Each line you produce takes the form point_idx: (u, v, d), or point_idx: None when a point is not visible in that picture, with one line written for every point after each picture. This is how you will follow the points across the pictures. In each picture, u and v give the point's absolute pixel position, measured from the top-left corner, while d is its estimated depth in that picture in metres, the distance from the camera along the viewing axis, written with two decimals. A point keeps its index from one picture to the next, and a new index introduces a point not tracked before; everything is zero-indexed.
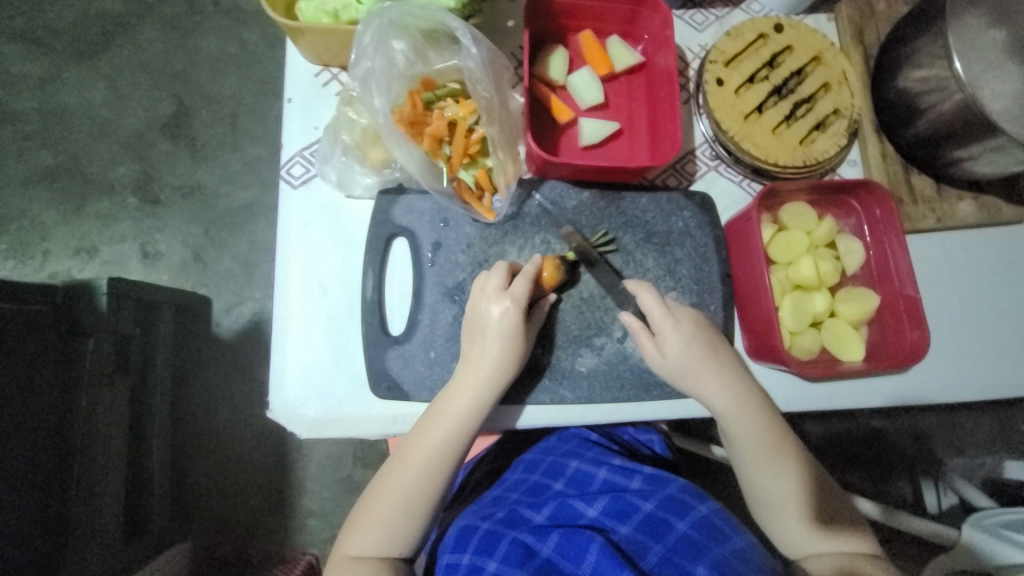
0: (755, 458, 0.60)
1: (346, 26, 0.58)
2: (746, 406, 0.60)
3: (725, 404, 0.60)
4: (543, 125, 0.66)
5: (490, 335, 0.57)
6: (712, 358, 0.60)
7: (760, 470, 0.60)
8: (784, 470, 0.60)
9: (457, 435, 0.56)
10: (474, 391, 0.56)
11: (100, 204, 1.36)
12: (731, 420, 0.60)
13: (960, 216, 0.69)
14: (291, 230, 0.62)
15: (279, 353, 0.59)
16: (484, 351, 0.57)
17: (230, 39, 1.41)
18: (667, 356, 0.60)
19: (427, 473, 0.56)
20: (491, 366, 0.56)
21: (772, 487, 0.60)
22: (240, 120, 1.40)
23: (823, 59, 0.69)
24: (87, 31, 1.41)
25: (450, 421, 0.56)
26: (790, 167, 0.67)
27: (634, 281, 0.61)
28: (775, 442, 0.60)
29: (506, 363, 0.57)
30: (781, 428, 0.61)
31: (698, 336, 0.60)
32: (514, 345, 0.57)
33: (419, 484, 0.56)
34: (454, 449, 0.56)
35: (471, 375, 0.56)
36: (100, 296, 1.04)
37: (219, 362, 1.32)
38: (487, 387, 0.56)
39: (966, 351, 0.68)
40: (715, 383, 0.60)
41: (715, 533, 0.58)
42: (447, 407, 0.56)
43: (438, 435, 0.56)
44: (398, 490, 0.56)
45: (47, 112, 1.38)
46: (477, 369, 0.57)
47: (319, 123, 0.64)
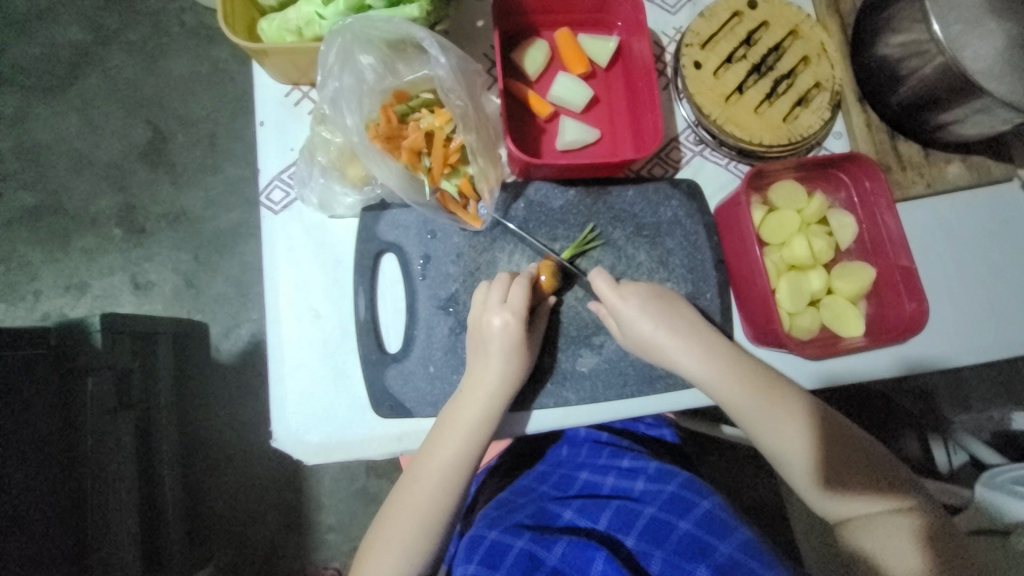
0: (757, 425, 0.59)
1: (311, 43, 0.57)
2: (737, 375, 0.59)
3: (713, 378, 0.59)
4: (522, 126, 0.65)
5: (493, 349, 0.56)
6: (693, 332, 0.60)
7: (765, 435, 0.60)
8: (789, 432, 0.59)
9: (466, 449, 0.56)
10: (480, 404, 0.56)
11: (86, 239, 1.35)
12: (721, 390, 0.59)
13: (949, 179, 0.69)
14: (277, 255, 0.61)
15: (276, 381, 0.59)
16: (487, 363, 0.56)
17: (199, 59, 1.39)
18: (643, 335, 0.59)
19: (438, 487, 0.56)
20: (496, 379, 0.56)
21: (780, 449, 0.59)
22: (219, 141, 1.38)
23: (800, 32, 0.68)
24: (53, 64, 1.38)
25: (459, 436, 0.56)
26: (775, 146, 0.66)
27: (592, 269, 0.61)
28: (775, 407, 0.59)
29: (510, 377, 0.56)
30: (780, 391, 0.59)
31: (670, 314, 0.60)
32: (516, 355, 0.57)
33: (432, 501, 0.56)
34: (463, 462, 0.56)
35: (476, 389, 0.56)
36: (94, 334, 1.04)
37: (222, 386, 1.31)
38: (494, 401, 0.56)
39: (965, 315, 0.68)
40: (701, 357, 0.59)
41: (717, 528, 0.58)
42: (453, 420, 0.56)
43: (447, 453, 0.56)
44: (412, 512, 0.55)
45: (21, 151, 1.36)
46: (480, 379, 0.56)
47: (295, 144, 0.63)
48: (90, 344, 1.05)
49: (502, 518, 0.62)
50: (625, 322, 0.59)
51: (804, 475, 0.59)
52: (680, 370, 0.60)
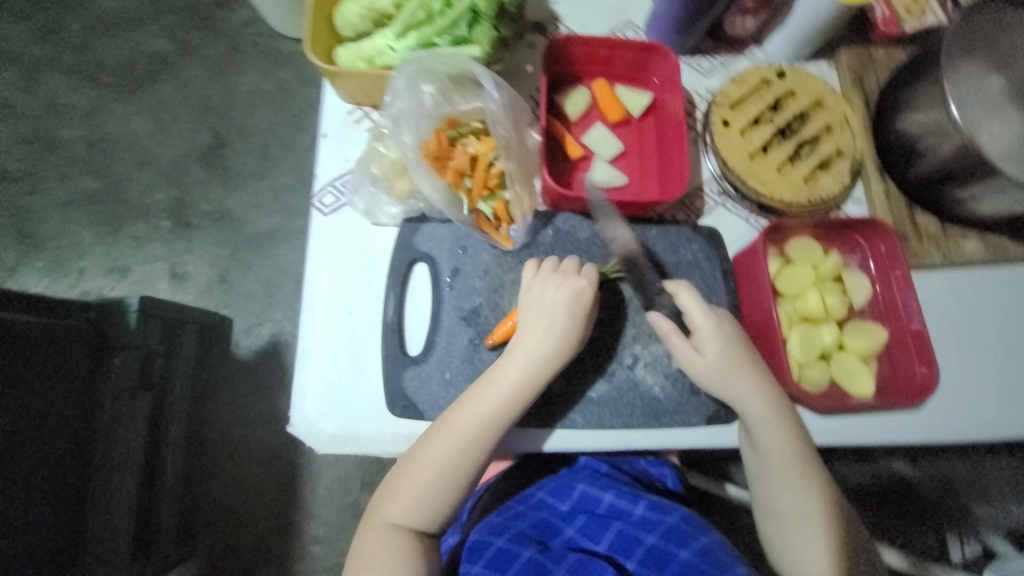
0: (783, 473, 0.59)
1: (380, 70, 0.64)
2: (783, 417, 0.59)
3: (766, 413, 0.59)
4: (557, 161, 0.70)
5: (542, 312, 0.59)
6: (750, 358, 0.61)
7: (781, 485, 0.59)
8: (808, 484, 0.59)
9: (506, 406, 0.57)
10: (525, 362, 0.57)
11: (136, 226, 1.44)
12: (764, 428, 0.59)
13: (966, 254, 0.71)
14: (320, 254, 0.66)
15: (301, 370, 0.62)
16: (548, 328, 0.58)
17: (266, 78, 1.52)
18: (709, 356, 0.60)
19: (472, 440, 0.56)
20: (551, 343, 0.58)
21: (794, 502, 0.59)
22: (271, 151, 1.48)
23: (825, 103, 0.73)
24: (136, 69, 1.53)
25: (500, 391, 0.57)
26: (795, 205, 0.69)
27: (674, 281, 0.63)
28: (803, 460, 0.59)
29: (563, 338, 0.58)
30: (809, 446, 0.60)
31: (736, 337, 0.61)
32: (574, 318, 0.59)
33: (462, 454, 0.56)
34: (500, 419, 0.56)
35: (525, 347, 0.58)
36: (130, 314, 1.09)
37: (237, 380, 1.36)
38: (541, 363, 0.58)
39: (979, 388, 0.68)
40: (762, 391, 0.59)
41: (719, 562, 0.57)
42: (496, 378, 0.57)
43: (489, 404, 0.56)
44: (444, 461, 0.56)
45: (94, 142, 1.49)
46: (531, 338, 0.58)
47: (350, 156, 0.69)
48: (125, 322, 1.08)
49: (505, 527, 0.63)
50: (698, 346, 0.61)
51: (806, 533, 0.58)
52: (738, 395, 0.59)
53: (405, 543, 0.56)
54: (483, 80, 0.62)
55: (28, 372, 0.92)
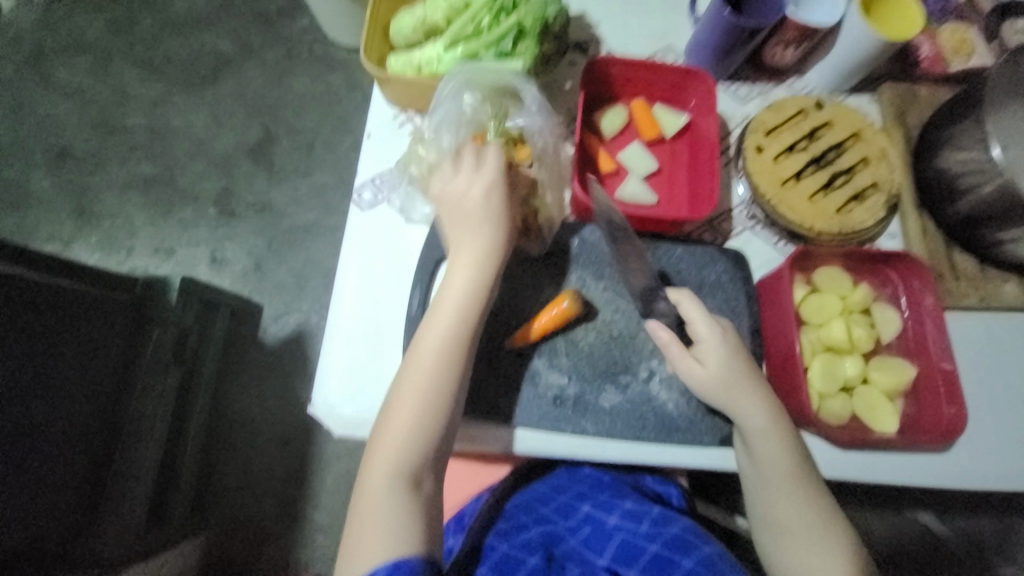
0: (780, 484, 0.58)
1: (427, 77, 0.67)
2: (781, 429, 0.59)
3: (762, 425, 0.59)
4: (589, 175, 0.72)
5: (483, 219, 0.61)
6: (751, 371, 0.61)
7: (775, 495, 0.58)
8: (807, 497, 0.58)
9: (463, 317, 0.58)
10: (475, 272, 0.60)
11: (184, 211, 1.53)
12: (761, 439, 0.59)
13: (1005, 298, 0.69)
14: (354, 246, 0.69)
15: (326, 354, 0.65)
16: (478, 239, 0.61)
17: (318, 82, 1.61)
18: (713, 365, 0.61)
19: (438, 358, 0.57)
20: (487, 249, 0.61)
21: (793, 516, 0.58)
22: (315, 150, 1.56)
23: (863, 135, 0.72)
24: (201, 67, 1.64)
25: (454, 306, 0.58)
26: (826, 234, 0.69)
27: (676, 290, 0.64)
28: (801, 473, 0.58)
29: (475, 291, 0.59)
30: (807, 459, 0.60)
31: (740, 348, 0.61)
32: (485, 271, 0.60)
33: (432, 379, 0.56)
34: (461, 332, 0.58)
35: (469, 259, 0.60)
36: (172, 292, 1.17)
37: (261, 364, 1.41)
38: (460, 316, 0.58)
39: (1012, 438, 0.65)
40: (761, 404, 0.59)
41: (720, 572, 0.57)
42: (447, 300, 0.59)
43: (422, 369, 0.56)
44: (396, 442, 0.55)
45: (156, 130, 1.60)
46: (477, 250, 0.60)
47: (391, 156, 0.73)
48: (164, 300, 1.17)
49: (510, 532, 0.64)
50: (703, 357, 0.61)
51: (807, 545, 0.57)
52: (738, 404, 0.60)
53: (400, 496, 0.54)
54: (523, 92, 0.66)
55: (76, 334, 0.99)
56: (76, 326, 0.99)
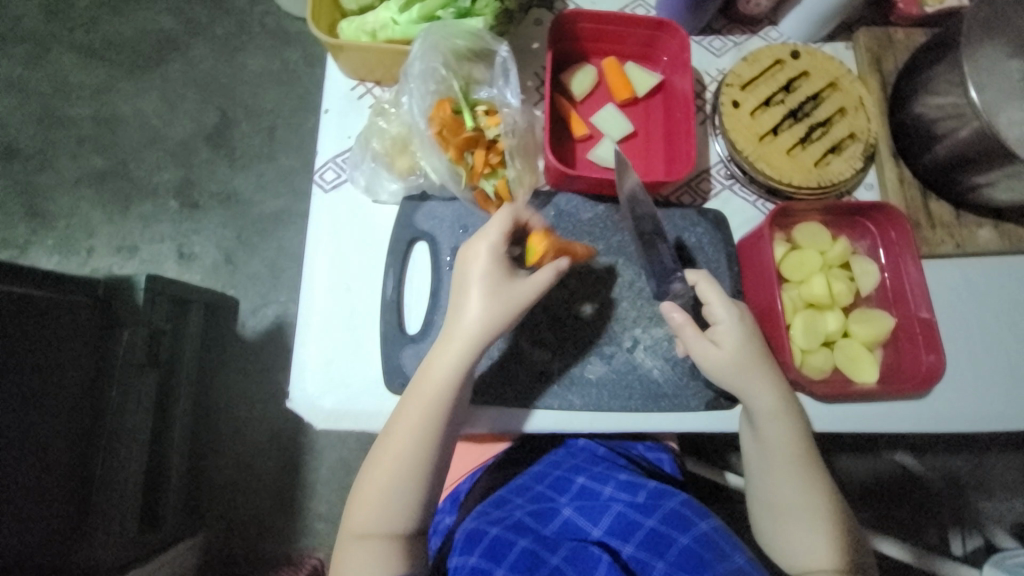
0: (785, 465, 0.59)
1: (382, 44, 0.62)
2: (790, 411, 0.59)
3: (775, 409, 0.58)
4: (561, 141, 0.69)
5: (473, 293, 0.56)
6: (766, 354, 0.59)
7: (780, 475, 0.59)
8: (809, 476, 0.59)
9: (443, 397, 0.55)
10: (456, 351, 0.55)
11: (144, 206, 1.45)
12: (773, 421, 0.58)
13: (980, 243, 0.69)
14: (321, 230, 0.65)
15: (301, 347, 0.62)
16: (466, 311, 0.56)
17: (273, 58, 1.51)
18: (728, 347, 0.58)
19: (411, 434, 0.55)
20: (477, 327, 0.56)
21: (796, 495, 0.58)
22: (278, 132, 1.48)
23: (840, 84, 0.70)
24: (144, 48, 1.53)
25: (434, 383, 0.55)
26: (805, 189, 0.68)
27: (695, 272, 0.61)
28: (805, 453, 0.59)
29: (490, 321, 0.56)
30: (812, 439, 0.60)
31: (754, 331, 0.59)
32: (501, 300, 0.56)
33: (405, 453, 0.55)
34: (439, 411, 0.55)
35: (455, 336, 0.56)
36: (138, 291, 1.10)
37: (243, 360, 1.37)
38: (470, 348, 0.56)
39: (985, 379, 0.67)
40: (772, 388, 0.58)
41: (716, 550, 0.57)
42: (432, 369, 0.56)
43: (423, 399, 0.55)
44: (393, 467, 0.55)
45: (102, 120, 1.49)
46: (465, 327, 0.56)
47: (352, 133, 0.69)
48: (133, 300, 1.10)
49: (500, 517, 0.63)
50: (715, 338, 0.59)
51: (811, 524, 0.58)
52: (756, 390, 0.58)
53: (382, 552, 0.55)
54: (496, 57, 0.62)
55: (39, 344, 0.94)
56: (36, 336, 0.93)
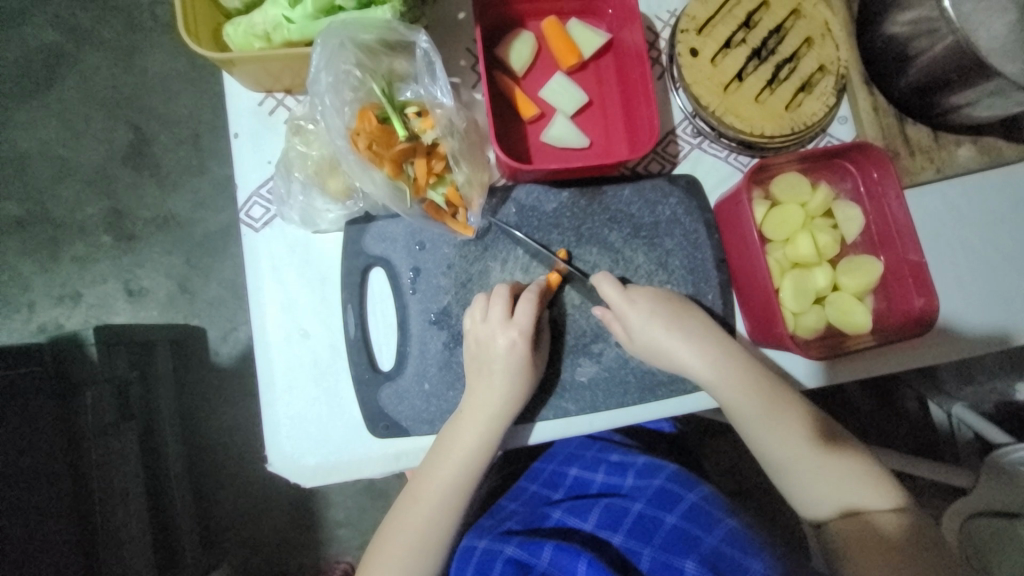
0: (752, 423, 0.57)
1: (281, 50, 0.52)
2: (738, 373, 0.57)
3: (723, 386, 0.57)
4: (509, 126, 0.62)
5: (497, 368, 0.55)
6: (678, 327, 0.58)
7: (756, 432, 0.58)
8: (781, 426, 0.57)
9: (463, 469, 0.55)
10: (479, 426, 0.55)
11: (75, 247, 1.32)
12: (717, 386, 0.57)
13: (960, 163, 0.66)
14: (262, 275, 0.58)
15: (268, 407, 0.57)
16: (490, 385, 0.55)
17: (178, 55, 1.34)
18: (638, 333, 0.57)
19: (439, 507, 0.55)
20: (499, 400, 0.55)
21: (780, 454, 0.58)
22: (203, 139, 1.33)
23: (803, 11, 0.63)
24: (28, 67, 1.33)
25: (458, 458, 0.55)
26: (778, 137, 0.62)
27: (598, 274, 0.58)
28: (769, 402, 0.57)
29: (513, 395, 0.56)
30: (773, 385, 0.58)
31: (661, 307, 0.58)
32: (522, 372, 0.56)
33: (429, 524, 0.55)
34: (467, 482, 0.55)
35: (478, 411, 0.55)
36: (89, 347, 1.05)
37: (223, 390, 1.29)
38: (495, 422, 0.55)
39: (975, 305, 0.66)
40: (710, 363, 0.57)
41: (703, 520, 0.58)
42: (452, 445, 0.55)
43: (445, 471, 0.55)
44: (403, 540, 0.55)
45: (5, 160, 1.32)
46: (478, 400, 0.55)
47: (272, 156, 0.60)
48: (86, 356, 1.04)
49: (492, 526, 0.62)
50: (629, 325, 0.57)
51: (801, 477, 0.57)
52: (687, 369, 0.58)
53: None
54: (416, 48, 0.52)
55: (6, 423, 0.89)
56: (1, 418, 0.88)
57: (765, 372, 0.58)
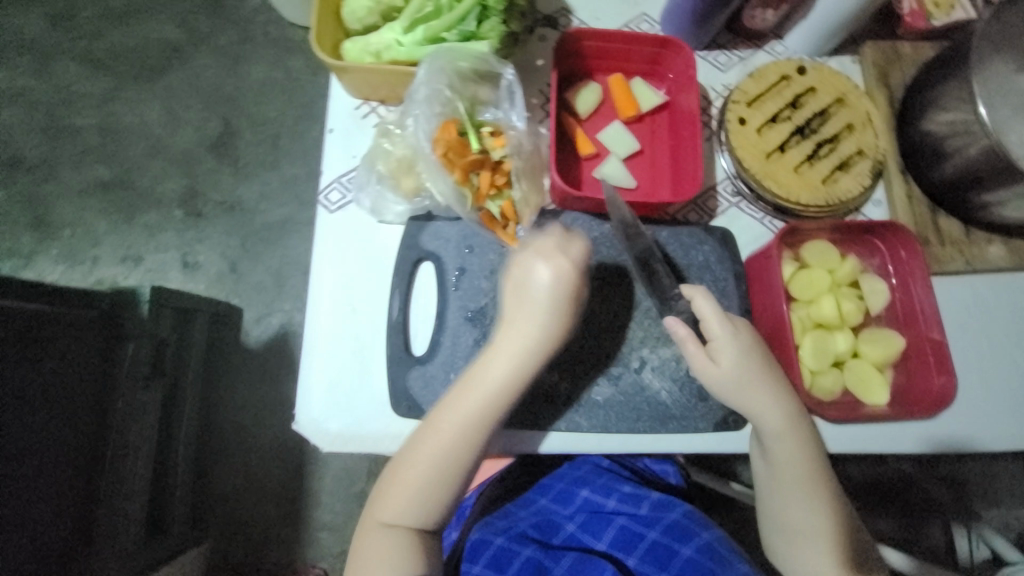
0: (796, 486, 0.57)
1: (388, 66, 0.62)
2: (801, 433, 0.58)
3: (787, 434, 0.57)
4: (567, 158, 0.69)
5: (540, 298, 0.54)
6: (766, 371, 0.57)
7: (795, 497, 0.57)
8: (823, 499, 0.57)
9: (500, 394, 0.54)
10: (523, 350, 0.54)
11: (149, 215, 1.45)
12: (779, 440, 0.57)
13: (990, 259, 0.69)
14: (326, 251, 0.65)
15: (306, 368, 0.62)
16: (535, 311, 0.54)
17: (277, 68, 1.51)
18: (725, 363, 0.57)
19: (459, 439, 0.54)
20: (543, 328, 0.54)
21: (807, 518, 0.57)
22: (282, 141, 1.48)
23: (847, 100, 0.70)
24: (150, 59, 1.53)
25: (496, 381, 0.54)
26: (812, 206, 0.67)
27: (692, 285, 0.60)
28: (817, 473, 0.57)
29: (557, 324, 0.55)
30: (824, 458, 0.58)
31: (754, 346, 0.58)
32: (565, 304, 0.55)
33: (457, 444, 0.53)
34: (501, 406, 0.54)
35: (523, 334, 0.54)
36: (142, 305, 1.06)
37: (246, 369, 1.34)
38: (537, 349, 0.54)
39: (1001, 401, 0.66)
40: (785, 410, 0.57)
41: (719, 558, 0.58)
42: (491, 365, 0.54)
43: (481, 394, 0.54)
44: (430, 458, 0.53)
45: (109, 131, 1.50)
46: (525, 326, 0.54)
47: (357, 152, 0.69)
48: (138, 311, 1.06)
49: (505, 527, 0.64)
50: (716, 357, 0.57)
51: (818, 544, 0.57)
52: (757, 415, 0.57)
53: (401, 541, 0.53)
54: (501, 79, 0.62)
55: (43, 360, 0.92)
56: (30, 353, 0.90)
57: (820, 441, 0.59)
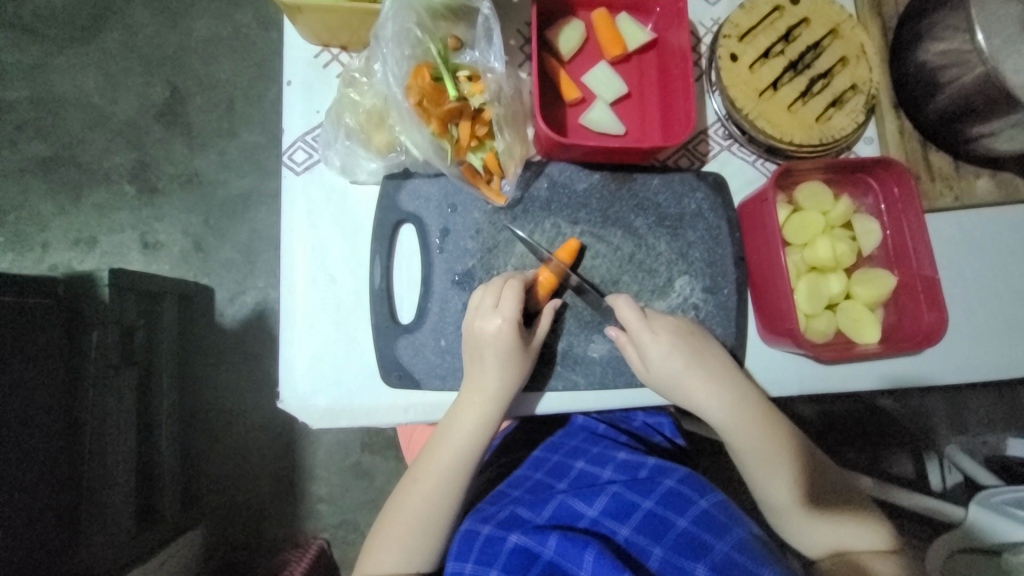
0: (755, 464, 0.60)
1: (345, 3, 0.55)
2: (747, 413, 0.60)
3: (727, 417, 0.60)
4: (550, 106, 0.64)
5: (489, 354, 0.57)
6: (697, 363, 0.59)
7: (755, 474, 0.60)
8: (783, 473, 0.60)
9: (465, 454, 0.58)
10: (479, 412, 0.57)
11: (98, 194, 1.33)
12: (727, 427, 0.60)
13: (978, 194, 0.68)
14: (295, 218, 0.60)
15: (286, 344, 0.59)
16: (483, 371, 0.57)
17: (224, 22, 1.37)
18: (655, 364, 0.59)
19: (438, 493, 0.59)
20: (496, 386, 0.57)
21: (771, 489, 0.60)
22: (237, 105, 1.36)
23: (841, 31, 0.66)
24: (78, 17, 1.36)
25: (458, 443, 0.58)
26: (805, 146, 0.65)
27: (615, 295, 0.60)
28: (774, 448, 0.60)
29: (508, 382, 0.57)
30: (781, 434, 0.60)
31: (681, 341, 0.59)
32: (513, 359, 0.57)
33: (432, 503, 0.58)
34: (464, 468, 0.58)
35: (474, 394, 0.57)
36: (101, 288, 0.99)
37: (224, 350, 1.28)
38: (490, 407, 0.57)
39: (984, 333, 0.68)
40: (719, 396, 0.60)
41: (715, 527, 0.59)
42: (453, 430, 0.58)
43: (446, 454, 0.58)
44: (411, 518, 0.58)
45: (40, 101, 1.35)
46: (480, 388, 0.57)
47: (320, 106, 0.62)
48: (97, 296, 0.99)
49: (493, 513, 0.62)
50: (645, 355, 0.59)
51: (794, 519, 0.60)
52: (703, 410, 0.60)
53: None
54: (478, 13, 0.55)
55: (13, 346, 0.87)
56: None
57: (775, 416, 0.60)
